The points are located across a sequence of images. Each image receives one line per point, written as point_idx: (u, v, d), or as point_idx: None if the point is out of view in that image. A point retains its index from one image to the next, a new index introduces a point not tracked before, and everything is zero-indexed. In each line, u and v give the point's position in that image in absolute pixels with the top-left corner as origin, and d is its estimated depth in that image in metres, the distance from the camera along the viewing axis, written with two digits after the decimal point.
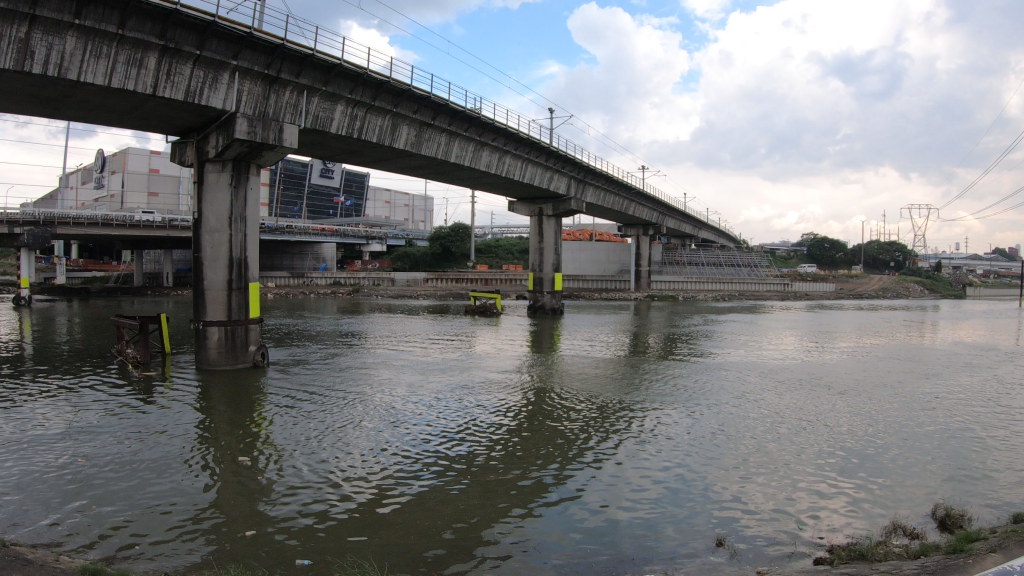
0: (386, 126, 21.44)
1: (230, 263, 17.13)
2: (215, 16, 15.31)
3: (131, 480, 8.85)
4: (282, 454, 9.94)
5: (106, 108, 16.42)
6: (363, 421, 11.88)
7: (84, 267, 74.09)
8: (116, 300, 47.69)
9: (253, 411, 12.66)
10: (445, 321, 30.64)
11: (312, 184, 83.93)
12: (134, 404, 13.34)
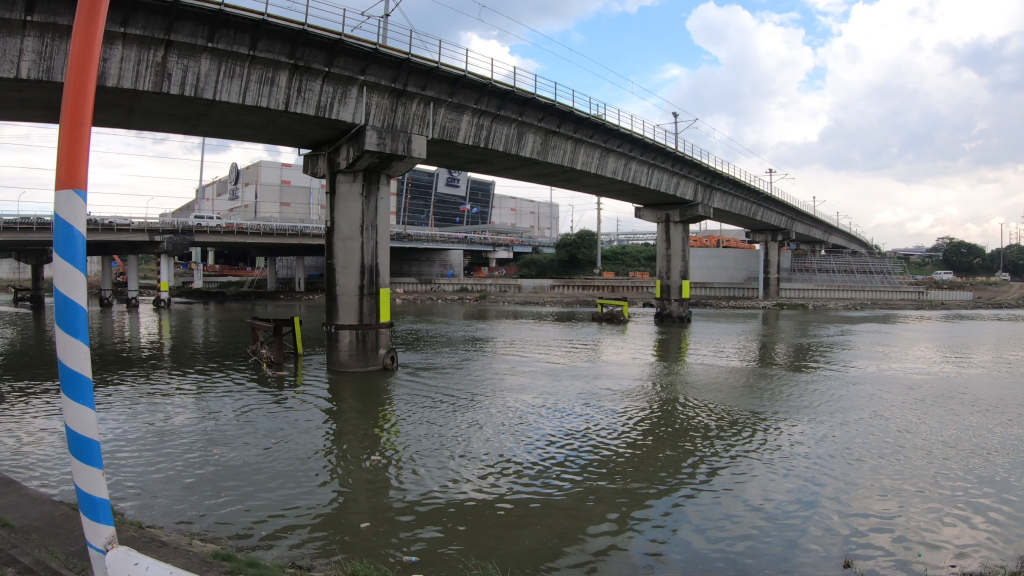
0: (512, 135, 21.68)
1: (361, 269, 17.83)
2: (341, 34, 16.03)
3: (271, 473, 9.38)
4: (408, 454, 10.23)
5: (245, 125, 17.54)
6: (488, 424, 12.04)
7: (223, 273, 79.48)
8: (253, 304, 50.78)
9: (383, 412, 13.11)
10: (568, 329, 30.61)
11: (438, 193, 86.74)
12: (269, 402, 14.10)
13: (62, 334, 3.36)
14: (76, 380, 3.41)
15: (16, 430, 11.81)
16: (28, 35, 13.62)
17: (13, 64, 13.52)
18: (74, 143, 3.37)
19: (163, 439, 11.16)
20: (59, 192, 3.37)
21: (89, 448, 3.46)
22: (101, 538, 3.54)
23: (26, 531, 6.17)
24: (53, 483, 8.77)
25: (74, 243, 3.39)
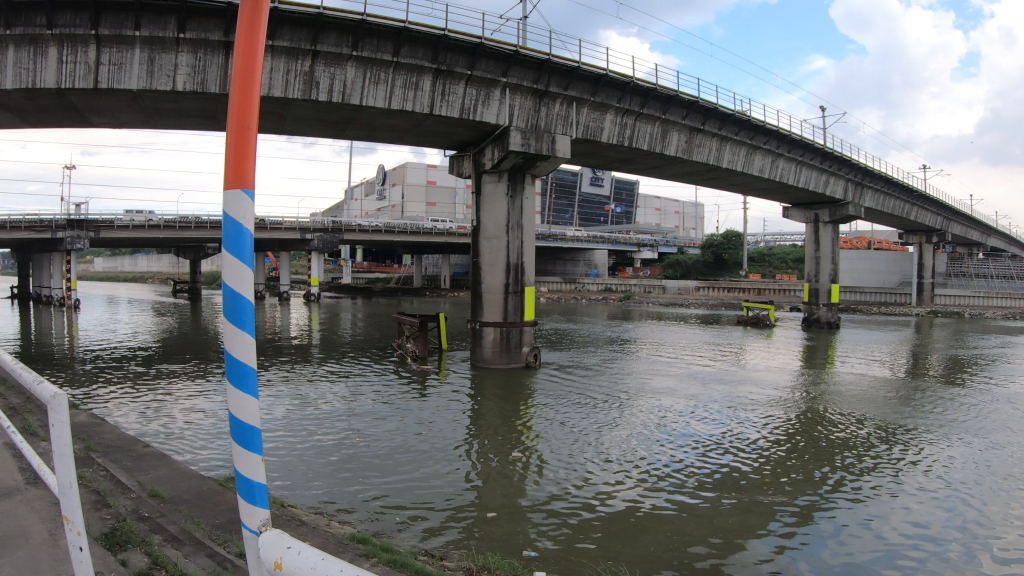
0: (657, 133, 21.30)
1: (507, 267, 18.19)
2: (482, 38, 16.46)
3: (417, 463, 9.74)
4: (542, 452, 10.31)
5: (391, 128, 18.30)
6: (625, 426, 11.96)
7: (373, 270, 84.10)
8: (398, 299, 53.11)
9: (521, 409, 13.31)
10: (707, 332, 29.76)
11: (583, 193, 88.97)
12: (409, 394, 14.65)
13: (228, 327, 3.01)
14: (240, 370, 3.02)
15: (181, 409, 12.97)
16: (182, 51, 15.52)
17: (170, 77, 15.49)
18: (243, 138, 3.04)
19: (314, 425, 11.87)
20: (226, 193, 3.03)
21: (250, 435, 3.05)
22: (255, 520, 2.99)
23: (174, 502, 6.70)
24: (209, 460, 9.51)
25: (242, 238, 3.03)
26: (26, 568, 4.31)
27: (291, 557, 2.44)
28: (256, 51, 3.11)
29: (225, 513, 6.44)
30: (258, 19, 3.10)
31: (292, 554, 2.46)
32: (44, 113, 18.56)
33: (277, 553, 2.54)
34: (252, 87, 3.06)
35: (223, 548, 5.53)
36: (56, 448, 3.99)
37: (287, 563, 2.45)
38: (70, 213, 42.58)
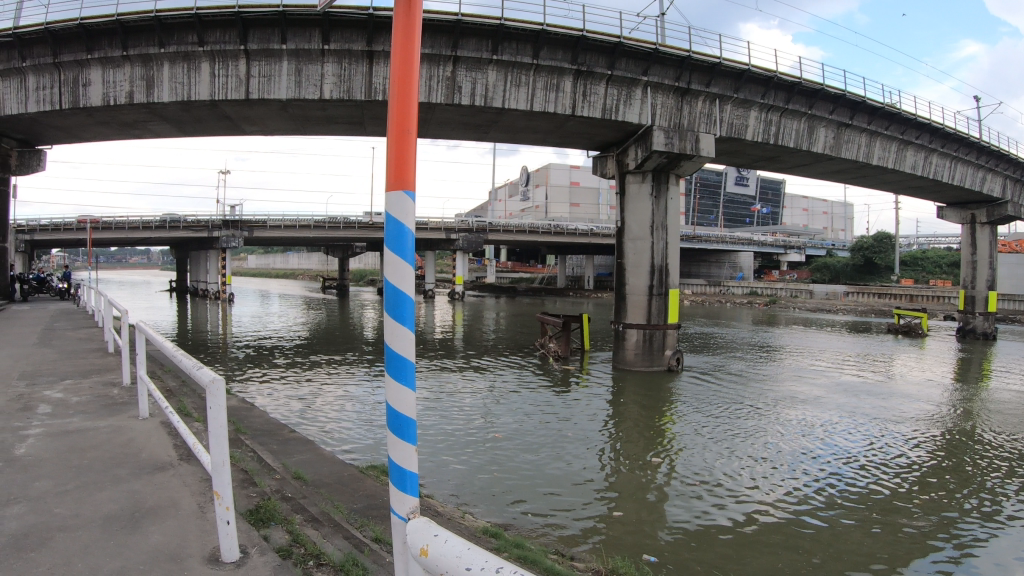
0: (803, 129, 20.30)
1: (651, 269, 18.01)
2: (621, 37, 16.57)
3: (552, 461, 9.79)
4: (677, 460, 10.04)
5: (533, 130, 18.50)
6: (764, 436, 11.49)
7: (515, 270, 86.00)
8: (540, 299, 53.88)
9: (658, 414, 13.03)
10: (852, 339, 28.11)
11: (728, 193, 87.11)
12: (547, 393, 14.83)
13: (388, 321, 2.86)
14: (398, 363, 2.86)
15: (327, 399, 13.71)
16: (327, 62, 17.35)
17: (318, 86, 17.39)
18: (403, 139, 2.88)
19: (449, 419, 12.18)
20: (387, 194, 2.88)
21: (406, 425, 2.86)
22: (406, 508, 2.81)
23: (314, 485, 7.06)
24: (349, 448, 9.99)
25: (404, 235, 2.85)
26: (178, 536, 4.63)
27: (437, 545, 2.48)
28: (412, 54, 2.96)
29: (363, 499, 6.94)
30: (413, 22, 2.95)
31: (438, 542, 2.50)
32: (202, 122, 20.20)
33: (424, 540, 2.58)
34: (410, 92, 2.91)
35: (358, 533, 5.84)
36: (212, 429, 4.28)
37: (433, 551, 2.48)
38: (225, 214, 46.25)
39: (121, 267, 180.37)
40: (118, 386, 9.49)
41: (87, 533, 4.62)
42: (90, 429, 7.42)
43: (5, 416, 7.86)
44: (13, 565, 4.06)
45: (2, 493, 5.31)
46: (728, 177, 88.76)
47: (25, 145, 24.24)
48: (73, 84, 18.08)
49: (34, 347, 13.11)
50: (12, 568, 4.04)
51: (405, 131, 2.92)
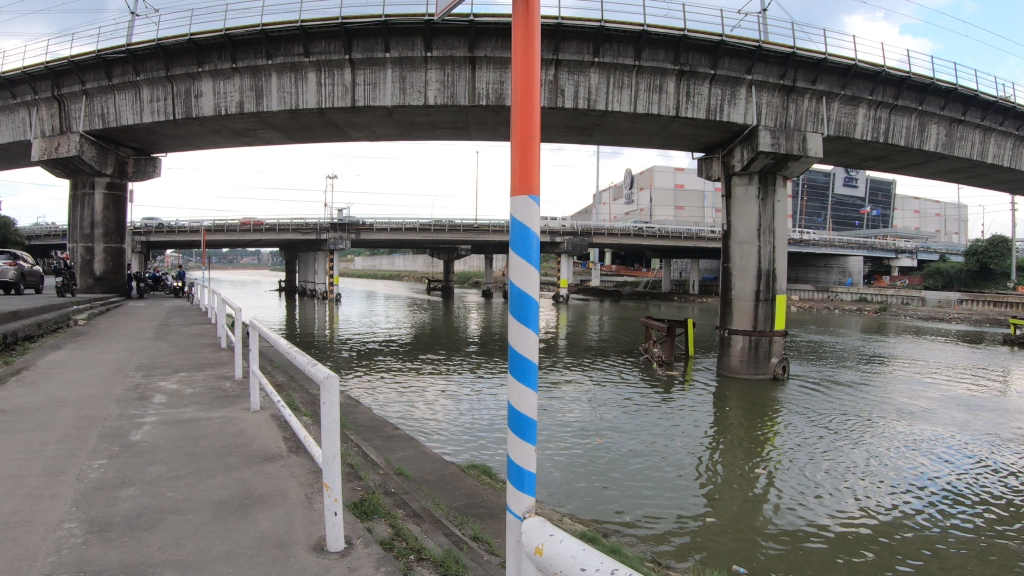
0: (913, 127, 19.40)
1: (759, 274, 17.64)
2: (723, 35, 16.92)
3: (650, 467, 9.77)
4: (780, 472, 9.78)
5: (637, 132, 19.63)
6: (869, 450, 11.09)
7: (618, 273, 85.80)
8: (644, 303, 53.54)
9: (761, 425, 12.72)
10: (970, 350, 26.54)
11: (836, 195, 83.95)
12: (649, 398, 14.82)
13: (513, 323, 2.96)
14: (521, 364, 2.94)
15: (433, 397, 14.16)
16: (431, 68, 18.08)
17: (422, 92, 18.15)
18: (527, 144, 2.98)
19: (548, 422, 12.32)
20: (513, 199, 2.99)
21: (526, 425, 2.95)
22: (522, 506, 2.91)
23: (414, 483, 7.31)
24: (448, 448, 10.23)
25: (529, 239, 2.94)
26: (283, 525, 4.83)
27: (553, 544, 2.52)
28: (533, 63, 3.05)
29: (463, 497, 7.27)
30: (532, 30, 3.05)
31: (553, 542, 2.55)
32: (311, 130, 21.21)
33: (538, 539, 2.63)
34: (532, 100, 3.01)
35: (459, 531, 6.01)
36: (325, 423, 4.46)
37: (548, 550, 2.53)
38: (334, 217, 48.44)
39: (231, 268, 190.15)
40: (229, 379, 10.04)
41: (197, 516, 4.89)
42: (204, 419, 7.89)
43: (124, 404, 8.44)
44: (125, 543, 4.32)
45: (119, 475, 5.67)
46: (836, 178, 85.57)
47: (140, 152, 26.05)
48: (185, 96, 20.31)
49: (153, 341, 14.03)
50: (124, 546, 4.29)
51: (528, 136, 3.02)
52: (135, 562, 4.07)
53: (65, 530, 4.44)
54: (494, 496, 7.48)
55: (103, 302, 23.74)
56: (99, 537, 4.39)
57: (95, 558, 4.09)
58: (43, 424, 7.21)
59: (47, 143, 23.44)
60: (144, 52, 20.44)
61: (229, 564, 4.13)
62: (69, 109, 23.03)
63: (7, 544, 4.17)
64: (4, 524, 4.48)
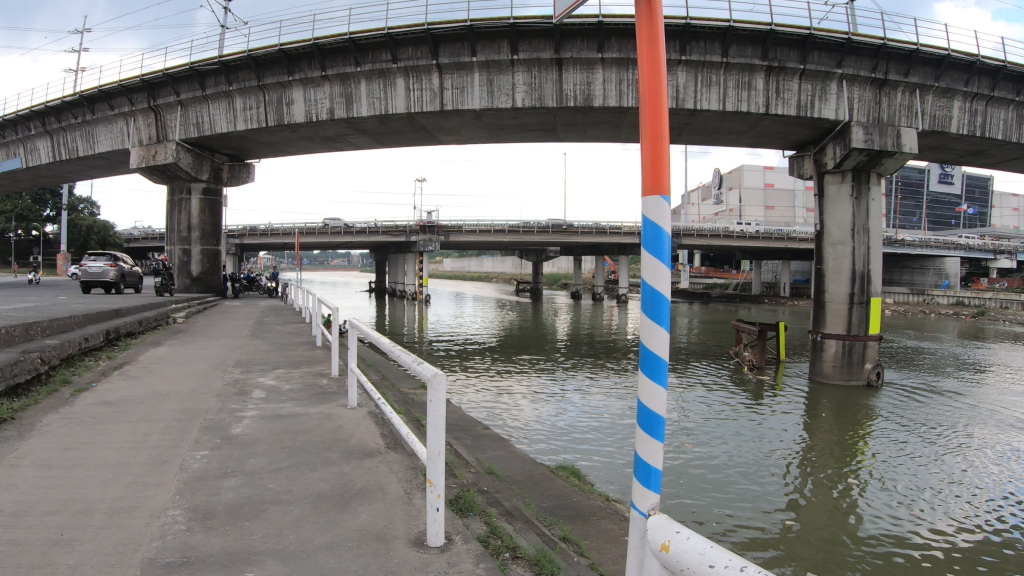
0: (1013, 119, 18.31)
1: (852, 276, 17.00)
2: (812, 29, 16.42)
3: (740, 473, 9.60)
4: (877, 484, 9.34)
5: (726, 130, 19.31)
6: (969, 460, 10.60)
7: (706, 274, 84.41)
8: (734, 306, 52.48)
9: (854, 433, 12.24)
10: None
11: (931, 192, 80.15)
12: (739, 403, 14.50)
13: (646, 321, 3.01)
14: (652, 362, 2.98)
15: (520, 397, 14.30)
16: (518, 71, 18.29)
17: (510, 96, 18.45)
18: (658, 145, 3.02)
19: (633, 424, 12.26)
20: (645, 199, 3.04)
21: (656, 423, 2.98)
22: (647, 503, 2.95)
23: (506, 482, 7.40)
24: (538, 449, 10.30)
25: (661, 238, 2.98)
26: (384, 519, 4.94)
27: (679, 541, 2.52)
28: (659, 64, 3.09)
29: (553, 498, 7.30)
30: (657, 30, 3.09)
31: (681, 538, 2.54)
32: (400, 134, 21.79)
33: (665, 535, 2.63)
34: (661, 101, 3.05)
35: (549, 531, 6.03)
36: (432, 420, 4.57)
37: (675, 546, 2.53)
38: (424, 220, 49.73)
39: (323, 270, 196.67)
40: (325, 376, 10.41)
41: (299, 508, 5.06)
42: (302, 414, 8.20)
43: (226, 398, 8.86)
44: (229, 531, 4.47)
45: (222, 466, 5.95)
46: (931, 175, 81.65)
47: (234, 159, 27.32)
48: (279, 104, 21.21)
49: (252, 339, 14.66)
50: (229, 533, 4.45)
51: (658, 136, 3.07)
52: (238, 548, 4.21)
53: (170, 517, 4.65)
54: (584, 498, 7.49)
55: (200, 301, 24.94)
56: (203, 524, 4.56)
57: (199, 544, 4.24)
58: (149, 416, 7.65)
59: (145, 151, 24.82)
60: (237, 63, 21.44)
61: (330, 554, 4.23)
62: (165, 119, 24.36)
63: (116, 529, 4.39)
64: (112, 510, 4.73)
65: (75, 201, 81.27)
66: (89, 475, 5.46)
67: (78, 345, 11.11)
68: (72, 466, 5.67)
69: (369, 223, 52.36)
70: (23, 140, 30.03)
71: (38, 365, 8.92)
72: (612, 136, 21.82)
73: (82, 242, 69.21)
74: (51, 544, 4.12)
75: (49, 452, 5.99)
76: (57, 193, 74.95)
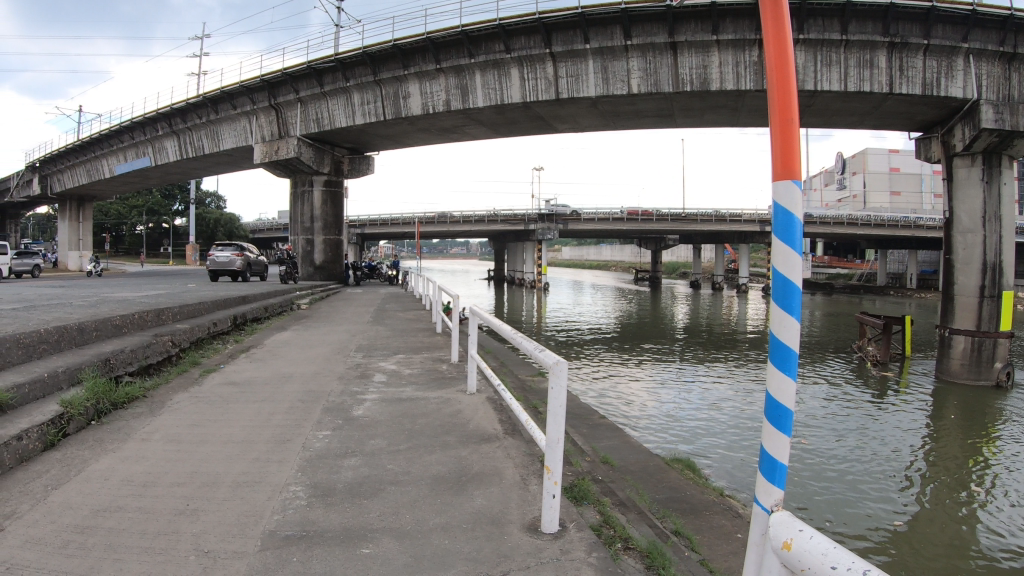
0: None
1: (983, 266, 15.73)
2: (934, 1, 15.57)
3: (853, 472, 9.16)
4: (1005, 491, 8.71)
5: (849, 112, 18.62)
6: None
7: (829, 263, 80.66)
8: (856, 298, 49.86)
9: (980, 436, 11.42)
10: None
11: None
12: (857, 401, 13.75)
13: (776, 311, 2.88)
14: (782, 353, 2.85)
15: (631, 387, 14.17)
16: (632, 57, 17.99)
17: (626, 82, 18.22)
18: (787, 128, 2.87)
19: (747, 417, 11.90)
20: (775, 185, 2.91)
21: (784, 417, 2.86)
22: (770, 499, 2.85)
23: (620, 472, 7.32)
24: (650, 440, 10.15)
25: (792, 225, 2.84)
26: (499, 502, 4.94)
27: (802, 539, 2.39)
28: (786, 45, 2.93)
29: (666, 490, 7.18)
30: (782, 12, 2.96)
31: (803, 537, 2.41)
32: (516, 124, 22.02)
33: (787, 534, 2.50)
34: (789, 81, 2.90)
35: (660, 523, 5.88)
36: (553, 407, 4.50)
37: (797, 545, 2.40)
38: (542, 208, 50.35)
39: (440, 260, 201.45)
40: (445, 362, 10.67)
41: (416, 489, 5.17)
42: (422, 398, 8.45)
43: (348, 381, 9.26)
44: (347, 508, 4.64)
45: (342, 446, 6.21)
46: None
47: (354, 152, 28.44)
48: (397, 98, 21.85)
49: (372, 325, 15.24)
50: (347, 510, 4.61)
51: (787, 120, 2.93)
52: (356, 525, 4.35)
53: (291, 493, 4.88)
54: (697, 492, 7.32)
55: (323, 288, 26.12)
56: (322, 500, 4.76)
57: (317, 519, 4.42)
58: (271, 396, 8.08)
59: (268, 147, 26.17)
60: (353, 60, 22.25)
61: (445, 535, 4.27)
62: (286, 116, 25.64)
63: (239, 502, 4.64)
64: (237, 484, 5.00)
65: (204, 196, 87.07)
66: (214, 450, 5.81)
67: (207, 329, 11.92)
68: (198, 442, 6.05)
69: (483, 213, 53.26)
70: (153, 140, 32.40)
71: (169, 348, 9.73)
72: (731, 120, 21.14)
73: (214, 233, 74.14)
74: (178, 513, 4.38)
75: (178, 428, 6.42)
76: (185, 187, 80.26)
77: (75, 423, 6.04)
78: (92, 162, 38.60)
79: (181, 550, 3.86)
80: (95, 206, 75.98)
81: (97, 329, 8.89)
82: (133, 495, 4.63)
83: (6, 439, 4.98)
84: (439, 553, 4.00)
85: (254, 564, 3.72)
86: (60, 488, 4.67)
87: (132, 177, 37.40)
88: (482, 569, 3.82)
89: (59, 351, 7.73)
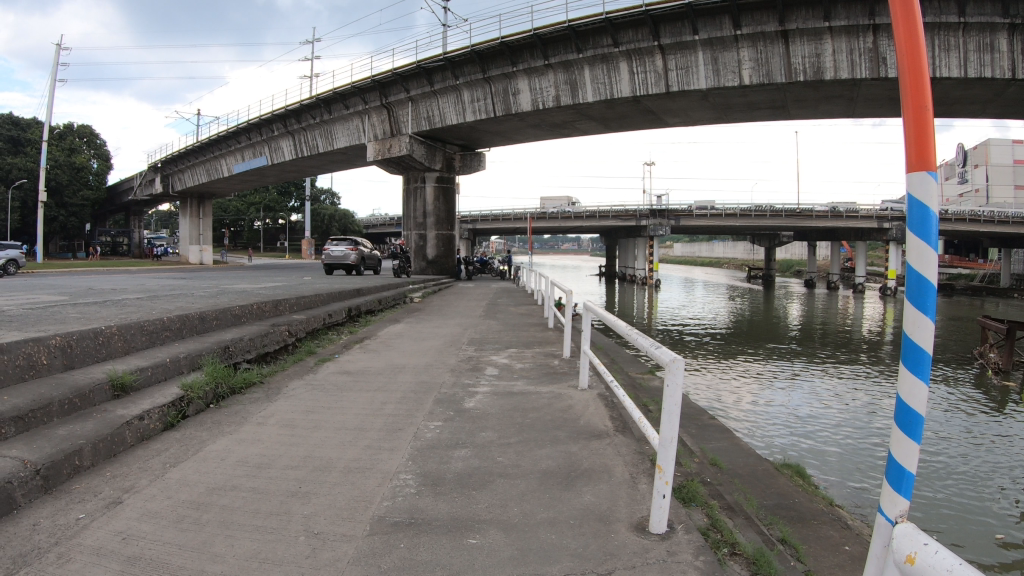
0: None
1: None
2: None
3: (967, 484, 8.60)
4: None
5: (971, 100, 17.96)
6: None
7: (955, 262, 75.13)
8: (979, 301, 46.36)
9: None
10: None
11: None
12: (977, 410, 12.84)
13: (910, 311, 2.71)
14: (915, 355, 2.69)
15: (740, 388, 13.76)
16: (743, 47, 17.38)
17: (736, 73, 17.65)
18: (922, 116, 2.71)
19: (860, 423, 11.30)
20: (910, 176, 2.76)
21: (915, 423, 2.70)
22: (896, 509, 2.72)
23: (728, 476, 7.12)
24: (759, 444, 9.83)
25: (928, 220, 2.67)
26: (607, 500, 4.93)
27: (926, 553, 2.25)
28: (916, 27, 2.76)
29: (774, 496, 6.93)
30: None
31: (927, 551, 2.26)
32: (626, 118, 21.81)
33: (910, 546, 2.36)
34: (922, 67, 2.72)
35: (767, 529, 5.65)
36: (669, 406, 4.43)
37: (921, 559, 2.26)
38: (653, 205, 49.70)
39: (553, 253, 201.33)
40: (556, 357, 10.73)
41: (526, 482, 5.24)
42: (532, 392, 8.54)
43: (462, 373, 9.52)
44: (455, 497, 4.78)
45: (453, 437, 6.39)
46: None
47: (465, 149, 28.98)
48: (507, 94, 22.11)
49: (483, 319, 15.53)
50: (456, 500, 4.74)
51: (921, 110, 2.75)
52: (464, 515, 4.46)
53: (402, 480, 5.07)
54: (807, 500, 7.03)
55: (437, 283, 26.81)
56: (432, 489, 4.93)
57: (426, 507, 4.57)
58: (384, 386, 8.40)
59: (381, 145, 27.08)
60: (461, 58, 22.69)
61: (551, 530, 4.32)
62: (397, 114, 26.46)
63: (350, 487, 4.87)
64: (348, 469, 5.25)
65: (320, 194, 91.09)
66: (327, 436, 6.12)
67: (323, 320, 12.52)
68: (312, 427, 6.38)
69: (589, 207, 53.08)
70: (270, 141, 34.28)
71: (286, 337, 10.28)
72: (849, 110, 20.10)
73: (328, 229, 77.78)
74: (291, 494, 4.66)
75: (294, 414, 6.78)
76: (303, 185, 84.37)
77: (195, 405, 6.52)
78: (212, 162, 41.16)
79: (292, 530, 4.10)
80: (216, 203, 81.00)
81: (218, 318, 9.52)
82: (247, 475, 4.95)
83: (128, 419, 5.44)
84: (545, 547, 4.05)
85: (361, 548, 3.90)
86: (178, 465, 5.06)
87: (250, 175, 39.65)
88: (587, 567, 3.82)
89: (181, 339, 8.32)
